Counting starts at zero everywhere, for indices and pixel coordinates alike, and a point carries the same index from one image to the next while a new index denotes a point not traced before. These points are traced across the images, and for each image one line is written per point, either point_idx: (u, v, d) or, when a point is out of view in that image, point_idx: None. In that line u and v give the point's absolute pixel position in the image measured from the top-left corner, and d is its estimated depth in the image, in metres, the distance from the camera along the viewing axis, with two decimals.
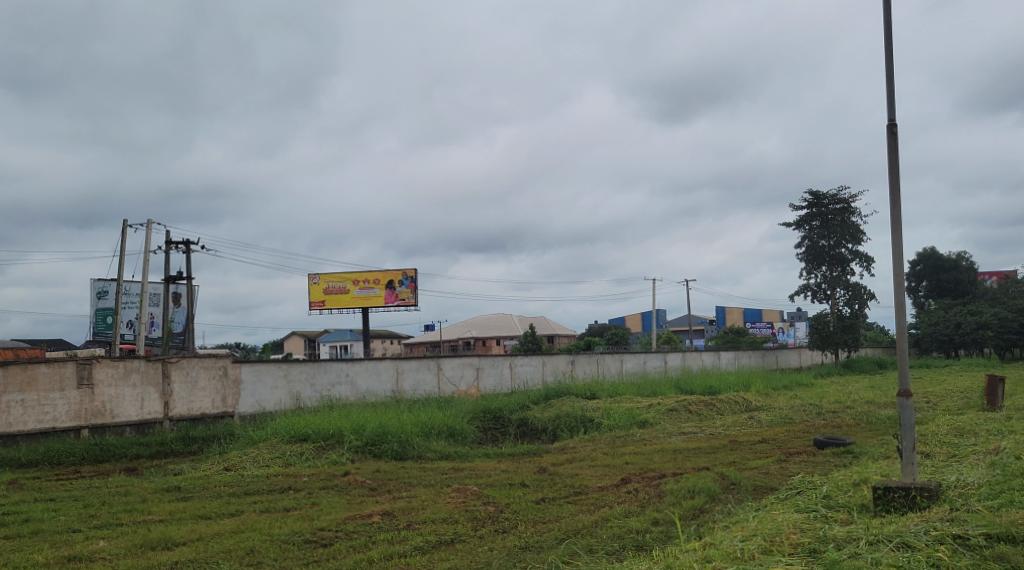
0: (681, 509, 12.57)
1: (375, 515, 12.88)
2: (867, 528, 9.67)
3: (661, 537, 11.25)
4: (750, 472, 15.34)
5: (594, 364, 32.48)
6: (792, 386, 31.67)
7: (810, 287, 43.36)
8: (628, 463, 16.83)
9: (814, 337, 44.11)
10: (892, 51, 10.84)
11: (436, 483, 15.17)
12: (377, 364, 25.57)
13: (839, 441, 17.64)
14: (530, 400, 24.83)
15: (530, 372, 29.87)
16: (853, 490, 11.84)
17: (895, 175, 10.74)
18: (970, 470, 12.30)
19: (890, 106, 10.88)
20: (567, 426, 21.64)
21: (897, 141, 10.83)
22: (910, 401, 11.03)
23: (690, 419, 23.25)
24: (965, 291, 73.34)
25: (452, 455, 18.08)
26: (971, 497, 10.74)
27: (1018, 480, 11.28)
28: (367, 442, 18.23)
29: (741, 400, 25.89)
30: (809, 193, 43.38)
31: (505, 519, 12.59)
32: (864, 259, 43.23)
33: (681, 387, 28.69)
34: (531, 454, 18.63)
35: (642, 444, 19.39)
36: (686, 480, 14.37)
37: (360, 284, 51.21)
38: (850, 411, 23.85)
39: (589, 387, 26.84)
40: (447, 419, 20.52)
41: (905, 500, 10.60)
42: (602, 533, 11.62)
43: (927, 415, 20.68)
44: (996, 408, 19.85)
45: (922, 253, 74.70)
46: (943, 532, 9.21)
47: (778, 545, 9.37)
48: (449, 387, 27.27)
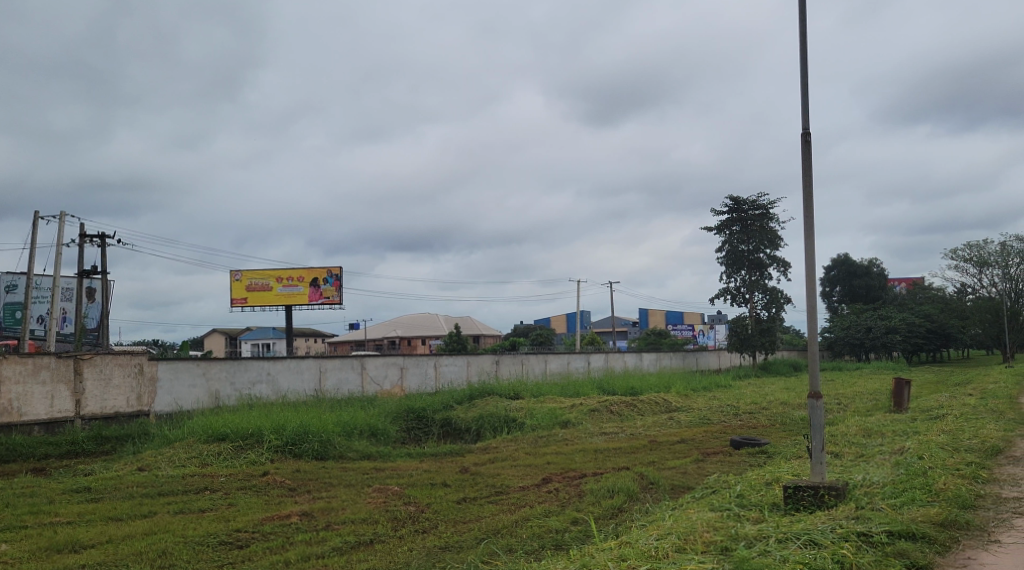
0: (600, 509, 12.75)
1: (293, 515, 12.74)
2: (776, 526, 9.94)
3: (580, 537, 11.38)
4: (668, 471, 15.65)
5: (519, 364, 32.66)
6: (711, 387, 32.34)
7: (730, 290, 44.30)
8: (550, 462, 16.99)
9: (733, 340, 45.12)
10: (805, 63, 11.17)
11: (357, 483, 15.08)
12: (300, 363, 25.30)
13: (754, 442, 18.14)
14: (454, 400, 24.82)
15: (454, 372, 29.87)
16: (765, 489, 12.17)
17: (807, 183, 11.08)
18: (876, 470, 12.78)
19: (804, 115, 11.22)
20: (490, 426, 21.71)
21: (810, 149, 11.17)
22: (820, 402, 11.35)
23: (612, 419, 23.57)
24: (876, 296, 75.85)
25: (374, 455, 17.98)
26: (875, 495, 11.12)
27: (920, 480, 11.76)
28: (287, 441, 17.97)
29: (662, 401, 26.39)
30: (729, 198, 44.39)
31: (425, 519, 12.58)
32: (781, 264, 44.39)
33: (603, 388, 29.07)
34: (454, 454, 18.65)
35: (563, 444, 19.61)
36: (606, 480, 14.58)
37: (284, 281, 50.46)
38: (766, 412, 24.52)
39: (513, 387, 27.00)
40: (370, 418, 20.38)
41: (814, 499, 10.96)
42: (522, 533, 11.71)
43: (838, 416, 21.40)
44: (902, 408, 20.64)
45: (837, 259, 77.01)
46: (848, 530, 9.52)
47: (691, 544, 9.58)
48: (373, 387, 27.07)
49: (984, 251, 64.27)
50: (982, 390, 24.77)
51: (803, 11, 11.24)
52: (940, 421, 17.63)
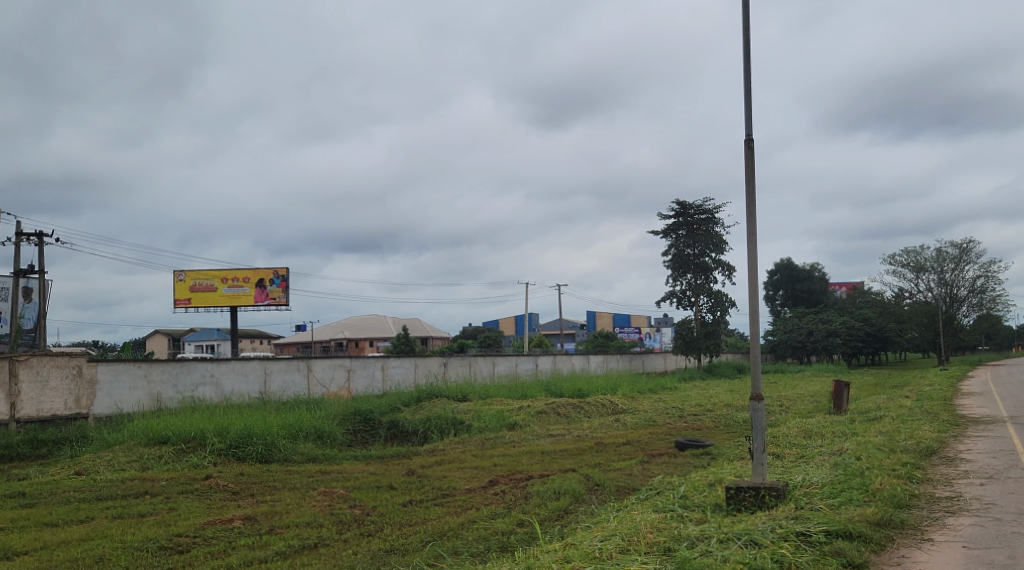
0: (546, 511, 12.82)
1: (236, 519, 12.59)
2: (718, 527, 10.10)
3: (525, 539, 11.43)
4: (613, 473, 15.78)
5: (467, 366, 32.66)
6: (657, 390, 32.68)
7: (676, 294, 44.80)
8: (496, 465, 17.03)
9: (679, 343, 45.64)
10: (750, 70, 11.38)
11: (302, 486, 14.95)
12: (245, 365, 25.00)
13: (698, 443, 18.41)
14: (401, 402, 24.72)
15: (402, 374, 29.73)
16: (708, 491, 12.36)
17: (750, 187, 11.28)
18: (816, 470, 13.07)
19: (748, 122, 11.41)
20: (438, 428, 21.68)
21: (752, 156, 11.37)
22: (761, 404, 11.54)
23: (559, 421, 23.69)
24: (818, 300, 77.37)
25: (320, 458, 17.84)
26: (814, 496, 11.36)
27: (857, 480, 12.05)
28: (230, 444, 17.74)
29: (608, 403, 26.60)
30: (676, 202, 44.94)
31: (371, 522, 12.53)
32: (726, 268, 45.05)
33: (550, 390, 29.21)
34: (401, 456, 18.59)
35: (510, 446, 19.68)
36: (552, 482, 14.68)
37: (229, 282, 49.77)
38: (710, 414, 24.88)
39: (460, 389, 27.00)
40: (316, 421, 20.20)
41: (754, 499, 11.15)
42: (468, 535, 11.72)
43: (780, 417, 21.79)
44: (841, 411, 21.04)
45: (780, 263, 78.36)
46: (788, 530, 9.71)
47: (635, 545, 9.69)
48: (319, 389, 26.82)
49: (920, 256, 65.93)
50: (918, 392, 25.51)
51: (747, 20, 11.44)
52: (877, 422, 18.09)
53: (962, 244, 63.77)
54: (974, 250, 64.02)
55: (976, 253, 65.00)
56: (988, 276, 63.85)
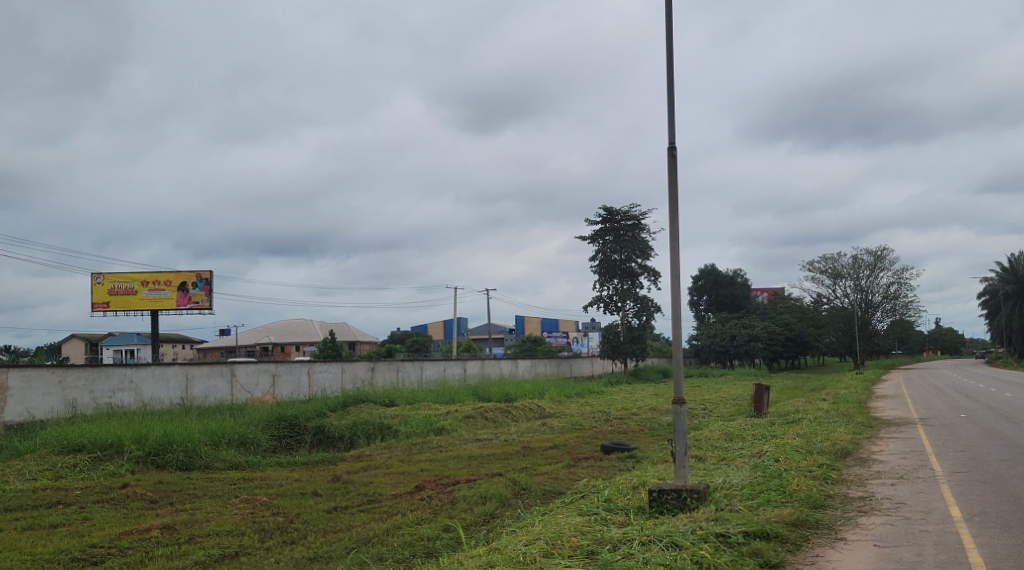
0: (472, 515, 12.84)
1: (153, 529, 12.29)
2: (640, 529, 10.25)
3: (452, 544, 11.42)
4: (540, 477, 15.88)
5: (394, 371, 32.46)
6: (584, 394, 32.98)
7: (603, 299, 45.26)
8: (423, 470, 16.98)
9: (606, 347, 46.11)
10: (672, 80, 11.59)
11: (224, 494, 14.67)
12: (165, 370, 24.44)
13: (623, 447, 18.63)
14: (328, 408, 24.44)
15: (328, 379, 29.36)
16: (631, 493, 12.53)
17: (673, 192, 11.49)
18: (736, 472, 13.37)
19: (670, 129, 11.62)
20: (364, 433, 21.50)
21: (674, 164, 11.59)
22: (683, 408, 11.73)
23: (486, 425, 23.73)
24: (740, 305, 79.16)
25: (242, 465, 17.53)
26: (733, 497, 11.60)
27: (776, 482, 12.36)
28: (149, 452, 17.30)
29: (536, 407, 26.68)
30: (603, 209, 45.46)
31: (294, 530, 12.37)
32: (651, 274, 45.75)
33: (478, 394, 29.21)
34: (326, 462, 18.38)
35: (437, 451, 19.63)
36: (479, 486, 14.70)
37: (150, 285, 48.50)
38: (635, 418, 25.21)
39: (388, 394, 26.83)
40: (239, 427, 19.83)
41: (676, 501, 11.33)
42: (394, 541, 11.66)
43: (703, 421, 22.22)
44: (761, 413, 21.55)
45: (703, 269, 79.86)
46: (707, 531, 9.90)
47: (559, 548, 9.77)
48: (243, 394, 26.32)
49: (837, 263, 67.83)
50: (834, 395, 26.36)
51: (670, 29, 11.64)
52: (795, 425, 18.58)
53: (877, 252, 65.92)
54: (887, 258, 66.25)
55: (890, 260, 67.27)
56: (900, 283, 66.16)
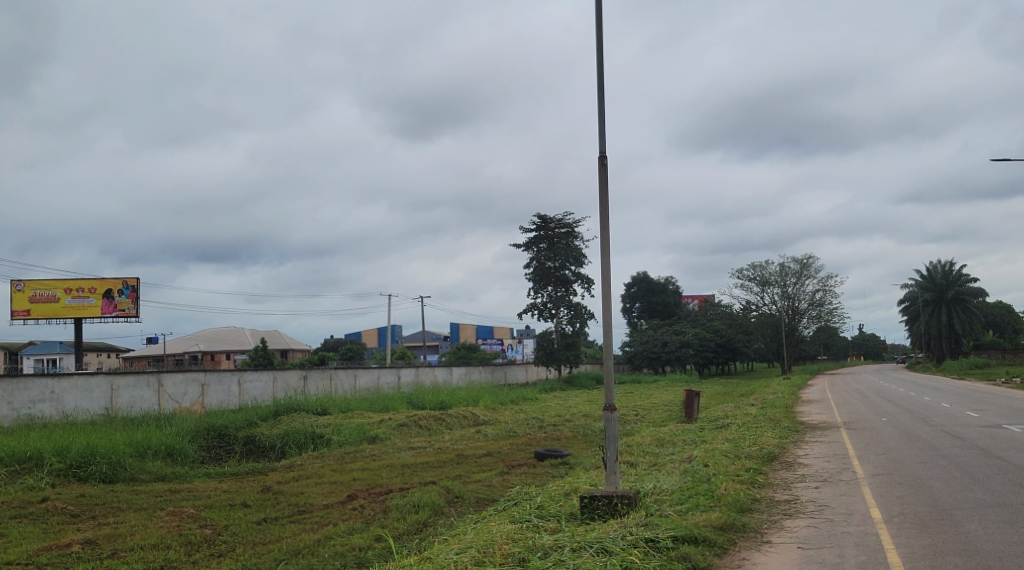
0: (405, 524, 12.77)
1: (74, 544, 11.95)
2: (571, 536, 10.32)
3: (383, 554, 11.33)
4: (473, 485, 15.84)
5: (327, 379, 32.08)
6: (518, 400, 33.02)
7: (537, 306, 45.46)
8: (356, 479, 16.82)
9: (540, 354, 46.28)
10: (603, 91, 11.73)
11: (149, 506, 14.32)
12: (89, 380, 23.82)
13: (556, 453, 18.72)
14: (259, 417, 24.05)
15: (259, 388, 28.86)
16: (564, 500, 12.61)
17: (604, 202, 11.62)
18: (667, 477, 13.55)
19: (602, 138, 11.75)
20: (295, 443, 21.20)
21: (606, 173, 11.72)
22: (614, 414, 11.83)
23: (420, 433, 23.61)
24: (672, 312, 80.36)
25: (169, 476, 17.14)
26: (663, 502, 11.73)
27: (705, 486, 12.56)
28: (71, 464, 16.82)
29: (470, 415, 26.62)
30: (537, 216, 45.67)
31: (222, 542, 12.15)
32: (585, 281, 46.13)
33: (413, 402, 29.03)
34: (257, 472, 18.09)
35: (370, 459, 19.47)
36: (412, 495, 14.61)
37: (73, 292, 47.09)
38: (569, 424, 25.37)
39: (320, 403, 26.50)
40: (166, 438, 19.40)
41: (608, 507, 11.44)
42: (325, 551, 11.53)
43: (635, 426, 22.44)
44: (692, 419, 21.87)
45: (636, 276, 80.93)
46: (637, 537, 10.02)
47: (490, 556, 9.77)
48: (170, 404, 25.69)
49: (765, 271, 69.22)
50: (762, 400, 26.90)
51: (600, 38, 11.78)
52: (724, 429, 18.94)
53: (803, 260, 67.53)
54: (813, 265, 67.91)
55: (815, 268, 68.99)
56: (825, 290, 67.90)
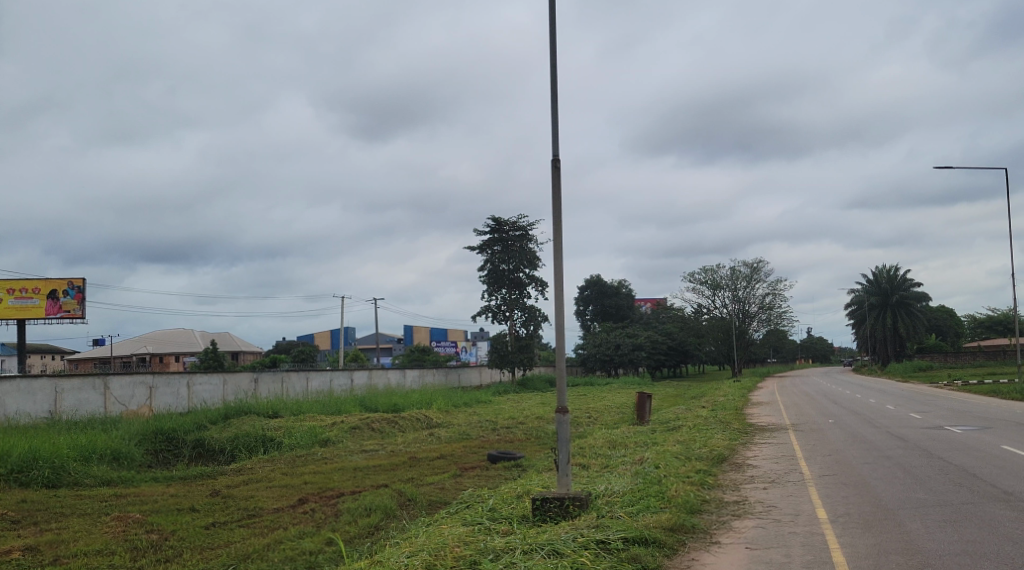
0: (356, 528, 12.66)
1: (15, 551, 11.68)
2: (523, 538, 10.33)
3: (334, 557, 11.23)
4: (426, 488, 15.78)
5: (279, 382, 31.72)
6: (471, 403, 32.99)
7: (491, 308, 45.47)
8: (307, 482, 16.65)
9: (494, 357, 46.21)
10: (556, 94, 11.78)
11: (93, 511, 14.04)
12: (32, 383, 23.30)
13: (509, 456, 18.73)
14: (208, 420, 23.72)
15: (209, 391, 28.43)
16: (516, 502, 12.62)
17: (557, 206, 11.67)
18: (618, 479, 13.64)
19: (553, 142, 11.80)
20: (246, 446, 20.91)
21: (558, 176, 11.78)
22: (566, 417, 11.87)
23: (372, 436, 23.47)
24: (624, 315, 80.92)
25: (115, 480, 16.83)
26: (614, 504, 11.80)
27: (655, 488, 12.67)
28: (12, 469, 16.45)
29: (423, 417, 26.51)
30: (491, 218, 45.68)
31: (169, 547, 11.95)
32: (539, 283, 46.25)
33: (366, 405, 28.83)
34: (205, 477, 17.81)
35: (322, 463, 19.31)
36: (364, 498, 14.50)
37: (16, 293, 46.01)
38: (522, 427, 25.39)
39: (271, 406, 26.20)
40: (112, 442, 19.04)
41: (559, 509, 11.48)
42: (274, 556, 11.40)
43: (588, 428, 22.54)
44: (644, 420, 22.04)
45: (589, 280, 81.39)
46: (588, 538, 10.08)
47: (441, 559, 9.74)
48: (117, 407, 25.20)
49: (716, 275, 70.00)
50: (713, 401, 27.26)
51: (554, 43, 11.83)
52: (676, 432, 19.12)
53: (753, 264, 68.48)
54: (763, 270, 68.93)
55: (764, 272, 70.05)
56: (775, 294, 68.95)
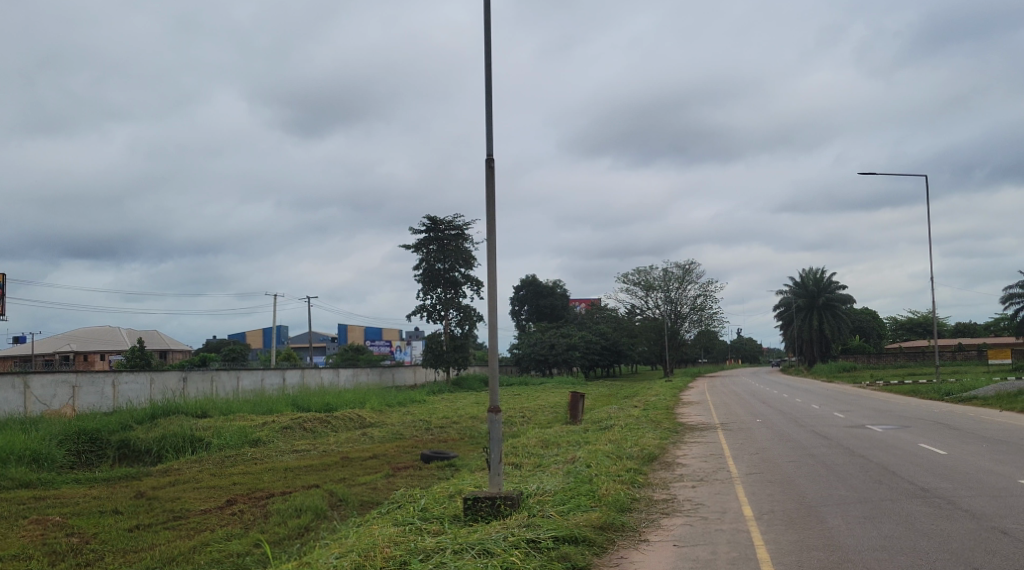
0: (286, 530, 12.48)
1: None
2: (454, 538, 10.31)
3: (262, 559, 11.05)
4: (357, 488, 15.63)
5: (209, 381, 31.11)
6: (405, 403, 32.77)
7: (426, 308, 45.30)
8: (236, 483, 16.37)
9: (428, 356, 46.02)
10: (490, 93, 11.79)
11: (10, 515, 13.56)
12: None
13: (443, 455, 18.72)
14: (134, 420, 23.16)
15: (135, 390, 27.75)
16: (447, 502, 12.60)
17: (491, 206, 11.69)
18: (550, 479, 13.70)
19: (488, 142, 11.81)
20: (173, 447, 20.47)
21: (492, 175, 11.80)
22: (499, 416, 11.87)
23: (304, 437, 23.16)
24: (559, 315, 81.47)
25: (34, 483, 16.32)
26: (545, 504, 11.84)
27: (585, 487, 12.76)
28: None
29: (356, 417, 26.25)
30: (427, 217, 45.49)
31: (90, 550, 11.64)
32: (474, 283, 46.26)
33: (297, 405, 28.43)
34: (130, 478, 17.37)
35: (253, 463, 19.01)
36: (294, 499, 14.30)
37: None
38: (456, 426, 25.39)
39: (200, 405, 25.68)
40: (31, 442, 18.47)
41: (491, 509, 11.49)
42: (200, 559, 11.17)
43: (521, 428, 22.59)
44: (576, 420, 22.18)
45: (525, 279, 81.68)
46: (519, 538, 10.10)
47: (370, 560, 9.67)
48: (38, 407, 24.45)
49: (649, 276, 70.81)
50: (645, 401, 27.68)
51: (489, 43, 11.84)
52: (608, 431, 19.26)
53: (686, 265, 69.58)
54: (695, 271, 70.07)
55: (696, 274, 71.23)
56: (706, 295, 70.15)
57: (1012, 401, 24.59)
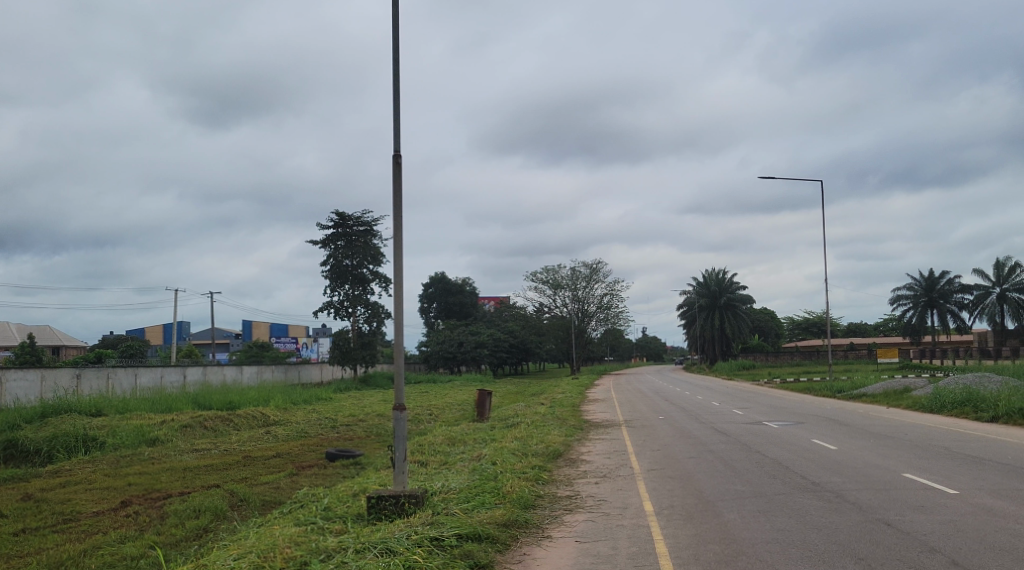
0: (183, 531, 12.17)
1: None
2: (357, 537, 10.22)
3: (156, 562, 10.70)
4: (259, 488, 15.32)
5: (104, 379, 30.03)
6: (310, 401, 32.24)
7: (333, 304, 44.70)
8: (131, 484, 15.86)
9: (335, 353, 45.46)
10: (397, 87, 11.69)
11: None
12: None
13: (348, 453, 18.47)
14: (21, 418, 22.18)
15: (23, 387, 26.61)
16: (351, 501, 12.47)
17: (397, 202, 11.59)
18: (455, 476, 13.69)
19: (395, 139, 11.72)
20: (64, 446, 19.69)
21: (399, 172, 11.71)
22: (403, 414, 11.79)
23: (204, 436, 22.53)
24: (468, 312, 81.54)
25: None
26: (449, 501, 11.83)
27: (490, 484, 12.80)
28: None
29: (259, 416, 25.65)
30: (335, 213, 44.94)
31: None
32: (382, 280, 45.87)
33: (198, 403, 27.63)
34: (17, 479, 16.67)
35: (149, 463, 18.45)
36: (192, 499, 13.95)
37: None
38: (361, 424, 25.10)
39: (94, 403, 24.72)
40: None
41: (394, 507, 11.42)
42: (90, 562, 10.79)
43: (428, 426, 22.48)
44: (483, 418, 22.17)
45: (433, 276, 81.48)
46: (422, 536, 10.06)
47: (269, 561, 9.50)
48: None
49: (557, 275, 71.38)
50: (551, 399, 27.91)
51: (397, 40, 11.75)
52: (514, 428, 19.42)
53: (593, 264, 70.47)
54: (602, 270, 71.02)
55: (603, 273, 72.25)
56: (613, 294, 71.22)
57: (900, 397, 25.75)
